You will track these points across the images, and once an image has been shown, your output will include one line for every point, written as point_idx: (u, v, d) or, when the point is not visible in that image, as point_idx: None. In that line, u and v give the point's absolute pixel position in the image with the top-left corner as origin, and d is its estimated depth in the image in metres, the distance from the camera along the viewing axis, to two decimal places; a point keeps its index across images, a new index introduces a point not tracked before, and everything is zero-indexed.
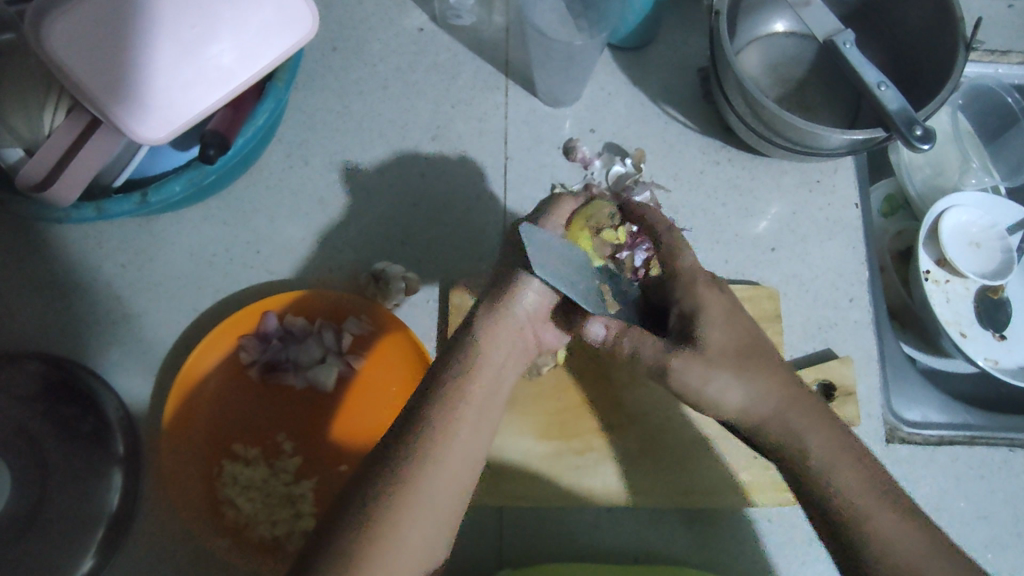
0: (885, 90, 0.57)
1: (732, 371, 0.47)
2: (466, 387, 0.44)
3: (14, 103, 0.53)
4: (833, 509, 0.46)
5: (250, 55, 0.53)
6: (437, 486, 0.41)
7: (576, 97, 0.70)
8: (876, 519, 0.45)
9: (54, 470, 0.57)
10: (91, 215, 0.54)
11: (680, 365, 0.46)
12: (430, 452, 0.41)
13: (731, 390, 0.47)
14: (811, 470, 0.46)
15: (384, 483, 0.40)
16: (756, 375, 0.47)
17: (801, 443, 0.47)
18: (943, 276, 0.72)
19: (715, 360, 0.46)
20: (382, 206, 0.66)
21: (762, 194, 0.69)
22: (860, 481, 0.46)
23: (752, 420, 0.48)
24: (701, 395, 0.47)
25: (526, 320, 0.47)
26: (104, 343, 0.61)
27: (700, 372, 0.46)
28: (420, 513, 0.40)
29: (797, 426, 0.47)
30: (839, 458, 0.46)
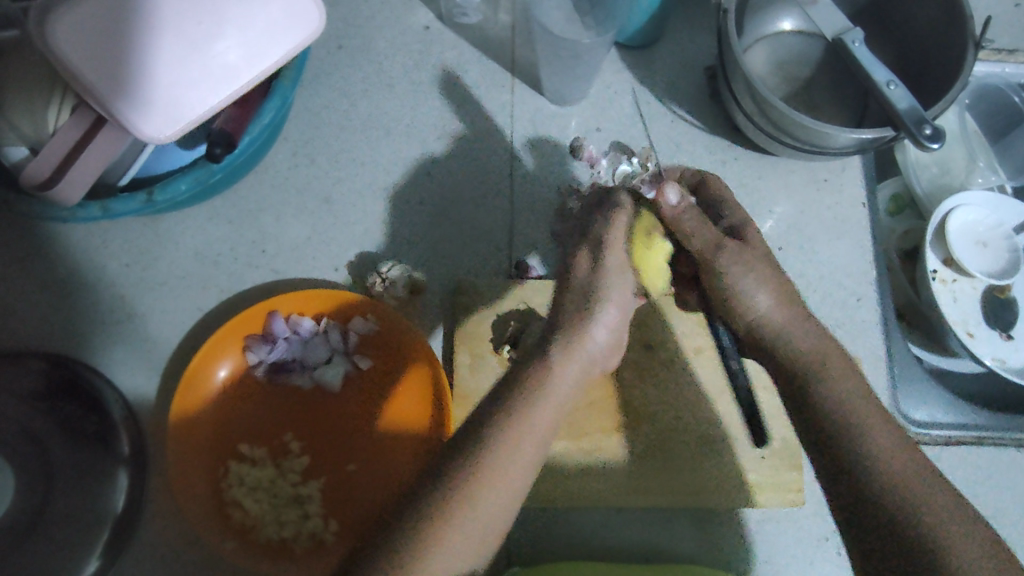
0: (894, 88, 0.57)
1: (766, 271, 0.49)
2: (545, 388, 0.44)
3: (21, 101, 0.52)
4: (829, 417, 0.45)
5: (257, 52, 0.52)
6: (486, 508, 0.41)
7: (583, 95, 0.70)
8: (873, 431, 0.44)
9: (59, 471, 0.57)
10: (97, 215, 0.55)
11: (727, 257, 0.49)
12: (501, 454, 0.42)
13: (759, 297, 0.48)
14: (813, 381, 0.46)
15: (435, 501, 0.41)
16: (786, 289, 0.49)
17: (806, 354, 0.47)
18: (950, 276, 0.72)
19: (753, 259, 0.49)
20: (389, 204, 0.65)
21: (769, 193, 0.69)
22: (862, 396, 0.45)
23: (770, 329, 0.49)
24: (734, 288, 0.48)
25: (598, 353, 0.46)
26: (108, 343, 0.61)
27: (745, 263, 0.49)
28: (479, 511, 0.41)
29: (804, 342, 0.48)
30: (845, 372, 0.46)
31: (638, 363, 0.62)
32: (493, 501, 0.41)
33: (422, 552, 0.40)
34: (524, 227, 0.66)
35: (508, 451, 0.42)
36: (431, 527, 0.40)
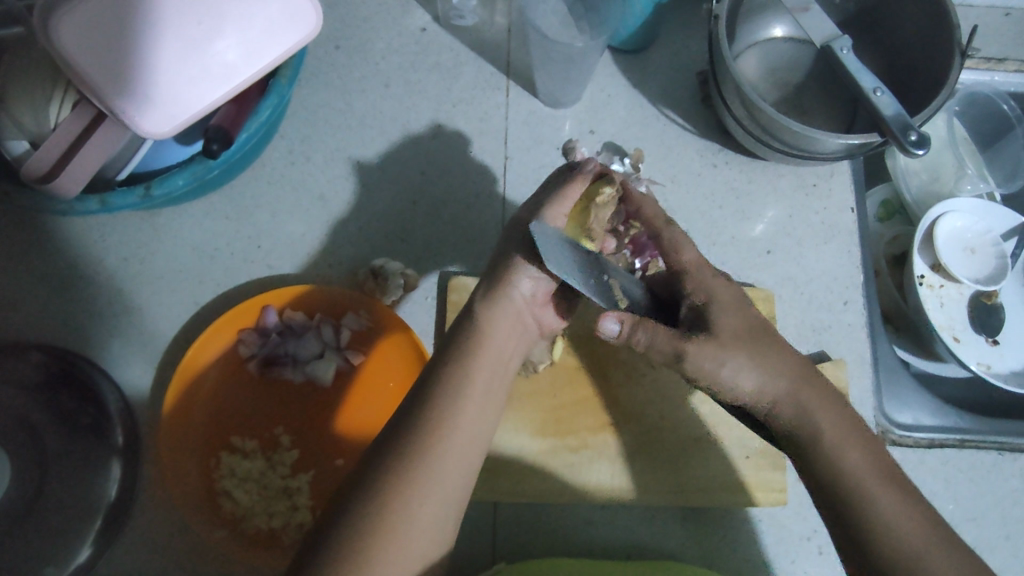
0: (881, 95, 0.58)
1: (744, 354, 0.48)
2: (470, 373, 0.46)
3: (23, 97, 0.54)
4: (837, 492, 0.47)
5: (254, 51, 0.54)
6: (444, 474, 0.43)
7: (577, 98, 0.71)
8: (884, 504, 0.46)
9: (54, 460, 0.58)
10: (95, 207, 0.55)
11: (692, 354, 0.47)
12: (438, 440, 0.44)
13: (742, 380, 0.48)
14: (821, 451, 0.48)
15: (385, 489, 0.42)
16: (767, 360, 0.49)
17: (813, 424, 0.48)
18: (938, 281, 0.73)
19: (727, 345, 0.48)
20: (384, 203, 0.67)
21: (758, 197, 0.70)
22: (867, 461, 0.48)
23: (766, 403, 0.49)
24: (715, 378, 0.48)
25: (524, 305, 0.51)
26: (105, 335, 0.62)
27: (715, 358, 0.48)
28: (429, 497, 0.43)
29: (812, 408, 0.49)
30: (847, 439, 0.48)
31: (625, 363, 0.63)
32: (449, 464, 0.44)
33: (385, 529, 0.41)
34: None
35: (452, 413, 0.45)
36: (394, 490, 0.42)
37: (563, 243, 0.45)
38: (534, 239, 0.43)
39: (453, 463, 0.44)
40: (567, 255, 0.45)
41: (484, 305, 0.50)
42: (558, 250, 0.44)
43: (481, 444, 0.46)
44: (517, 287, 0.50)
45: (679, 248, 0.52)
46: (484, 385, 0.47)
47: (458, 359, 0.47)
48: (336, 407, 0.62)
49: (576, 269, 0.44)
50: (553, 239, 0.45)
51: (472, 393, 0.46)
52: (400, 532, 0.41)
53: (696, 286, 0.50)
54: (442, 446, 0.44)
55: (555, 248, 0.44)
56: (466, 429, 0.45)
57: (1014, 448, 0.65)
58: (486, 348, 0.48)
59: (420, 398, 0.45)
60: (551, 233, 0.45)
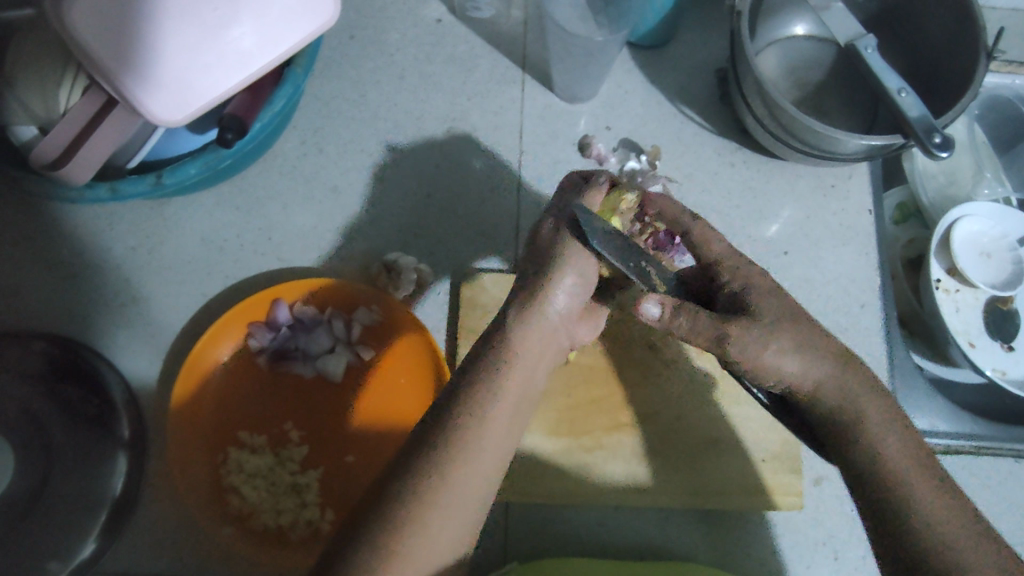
0: (906, 96, 0.57)
1: (790, 341, 0.47)
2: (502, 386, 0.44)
3: (33, 81, 0.53)
4: (874, 477, 0.46)
5: (270, 39, 0.52)
6: (465, 486, 0.42)
7: (594, 93, 0.70)
8: (922, 492, 0.45)
9: (59, 452, 0.57)
10: (105, 195, 0.54)
11: (735, 335, 0.46)
12: (463, 453, 0.42)
13: (787, 364, 0.47)
14: (862, 438, 0.47)
15: (404, 501, 0.41)
16: (813, 347, 0.47)
17: (858, 410, 0.47)
18: (953, 285, 0.72)
19: (773, 330, 0.46)
20: (397, 196, 0.65)
21: (775, 197, 0.69)
22: (907, 450, 0.47)
23: (807, 388, 0.48)
24: (759, 361, 0.46)
25: (559, 322, 0.47)
26: (111, 325, 0.61)
27: (758, 341, 0.46)
28: (450, 510, 0.42)
29: (856, 394, 0.47)
30: (888, 429, 0.47)
31: (640, 363, 0.62)
32: (476, 472, 0.42)
33: (399, 542, 0.40)
34: (531, 224, 0.66)
35: (482, 423, 0.43)
36: (422, 496, 0.41)
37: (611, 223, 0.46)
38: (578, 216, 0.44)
39: (480, 473, 0.43)
40: (615, 232, 0.45)
41: (518, 319, 0.46)
42: (605, 229, 0.45)
43: (508, 454, 0.45)
44: (556, 294, 0.46)
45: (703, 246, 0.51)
46: (516, 402, 0.45)
47: (490, 373, 0.44)
48: (348, 405, 0.61)
49: (621, 246, 0.44)
50: (600, 216, 0.45)
51: (503, 409, 0.44)
52: (414, 544, 0.40)
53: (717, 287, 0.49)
54: (467, 459, 0.42)
55: (601, 220, 0.45)
56: (496, 440, 0.43)
57: None
58: (521, 360, 0.45)
59: (450, 407, 0.44)
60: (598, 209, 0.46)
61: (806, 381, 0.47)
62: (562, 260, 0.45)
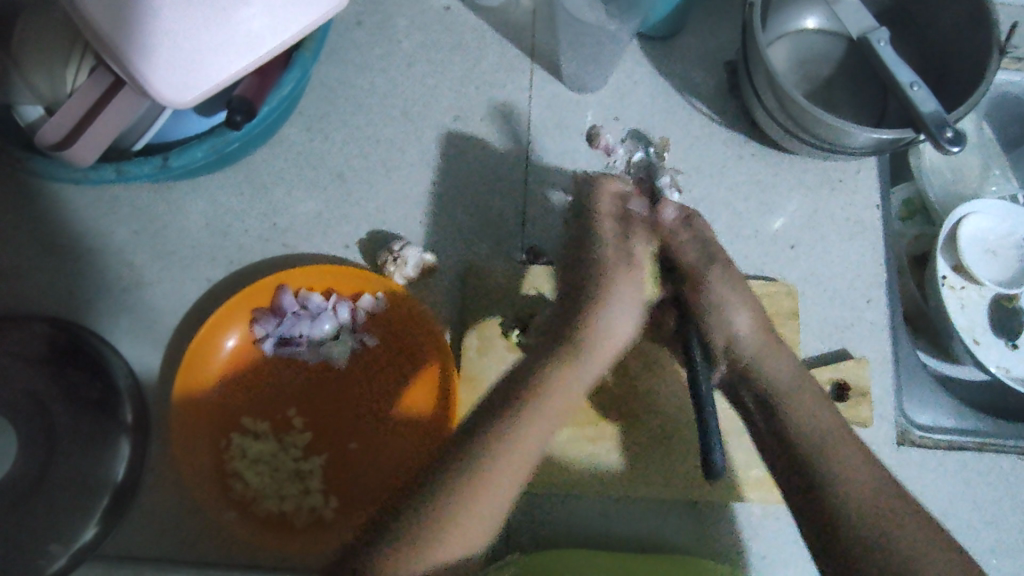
0: (917, 90, 0.57)
1: (745, 298, 0.51)
2: (545, 397, 0.46)
3: (37, 61, 0.53)
4: (797, 438, 0.47)
5: (279, 23, 0.51)
6: (502, 485, 0.45)
7: (602, 84, 0.69)
8: (840, 459, 0.46)
9: (60, 435, 0.57)
10: (110, 176, 0.53)
11: (711, 279, 0.50)
12: (501, 456, 0.44)
13: (737, 319, 0.50)
14: (782, 402, 0.49)
15: (445, 497, 0.43)
16: (755, 310, 0.51)
17: (783, 375, 0.49)
18: (959, 282, 0.72)
19: (717, 292, 0.50)
20: (402, 184, 0.65)
21: (783, 191, 0.68)
22: (826, 421, 0.48)
23: (746, 350, 0.50)
24: (718, 307, 0.50)
25: (613, 343, 0.49)
26: (114, 310, 0.60)
27: (728, 291, 0.50)
28: (483, 505, 0.44)
29: (781, 363, 0.50)
30: (814, 396, 0.49)
31: (643, 355, 0.61)
32: (507, 473, 0.45)
33: (436, 536, 0.43)
34: (535, 213, 0.65)
35: (519, 430, 0.45)
36: (455, 492, 0.44)
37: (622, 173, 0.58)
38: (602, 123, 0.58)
39: (512, 475, 0.45)
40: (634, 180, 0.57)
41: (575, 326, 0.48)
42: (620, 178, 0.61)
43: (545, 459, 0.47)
44: (608, 316, 0.49)
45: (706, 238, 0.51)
46: (553, 413, 0.46)
47: (536, 386, 0.47)
48: (351, 392, 0.61)
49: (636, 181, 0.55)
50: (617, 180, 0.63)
51: (546, 417, 0.46)
52: (449, 539, 0.43)
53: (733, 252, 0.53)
54: (505, 461, 0.44)
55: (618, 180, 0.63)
56: (530, 446, 0.45)
57: None
58: (568, 376, 0.47)
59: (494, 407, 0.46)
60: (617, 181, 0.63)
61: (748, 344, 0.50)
62: (628, 264, 0.49)
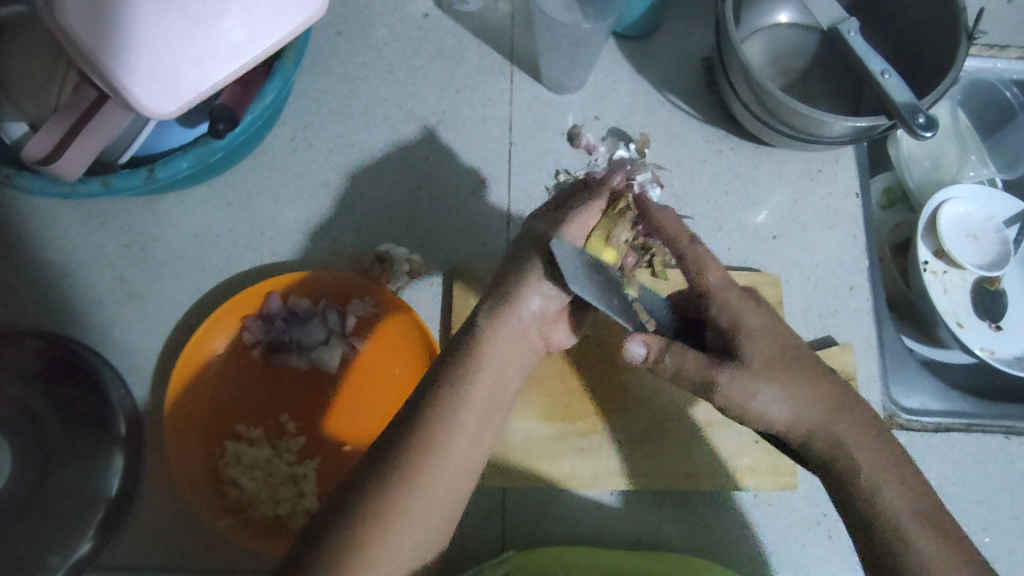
0: (888, 77, 0.58)
1: (777, 383, 0.47)
2: (473, 380, 0.47)
3: (23, 79, 0.54)
4: (877, 525, 0.47)
5: (260, 31, 0.52)
6: (450, 468, 0.44)
7: (581, 84, 0.70)
8: (923, 544, 0.46)
9: (54, 451, 0.57)
10: (97, 189, 0.54)
11: (723, 381, 0.47)
12: (439, 436, 0.44)
13: (774, 409, 0.48)
14: (857, 491, 0.48)
15: (385, 478, 0.43)
16: (801, 386, 0.48)
17: (851, 460, 0.48)
18: (941, 267, 0.73)
19: (762, 375, 0.47)
20: (388, 189, 0.66)
21: (764, 183, 0.69)
22: (908, 500, 0.47)
23: (800, 434, 0.49)
24: (747, 409, 0.48)
25: (530, 322, 0.50)
26: (104, 322, 0.61)
27: (749, 387, 0.47)
28: (432, 488, 0.44)
29: (849, 444, 0.48)
30: (885, 478, 0.47)
31: None
32: (447, 465, 0.44)
33: (386, 520, 0.42)
34: (521, 215, 0.66)
35: (451, 423, 0.45)
36: (395, 483, 0.43)
37: (586, 259, 0.48)
38: (556, 258, 0.46)
39: (452, 468, 0.44)
40: (588, 274, 0.47)
41: (485, 323, 0.48)
42: (576, 275, 0.45)
43: (485, 441, 0.47)
44: (524, 308, 0.49)
45: (705, 266, 0.50)
46: (484, 403, 0.47)
47: (462, 372, 0.47)
48: (344, 396, 0.61)
49: (598, 289, 0.46)
50: (574, 260, 0.46)
51: (479, 394, 0.47)
52: (401, 524, 0.42)
53: (725, 315, 0.49)
54: (445, 443, 0.44)
55: (576, 265, 0.46)
56: (467, 442, 0.45)
57: (1021, 432, 0.65)
58: (491, 359, 0.48)
59: (425, 397, 0.46)
60: (572, 253, 0.47)
61: (796, 428, 0.48)
62: (528, 277, 0.49)
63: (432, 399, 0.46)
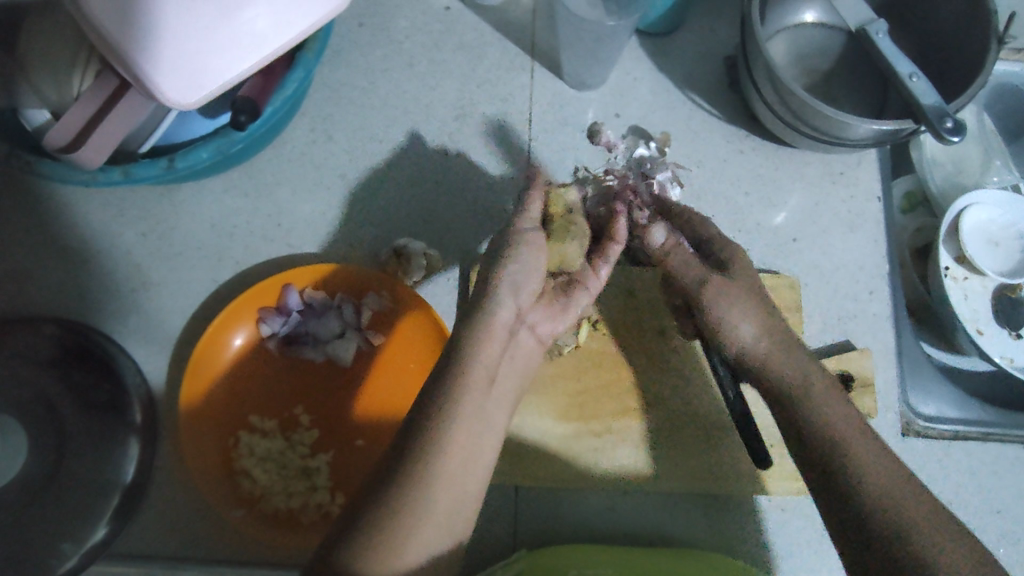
0: (916, 81, 0.57)
1: (748, 302, 0.53)
2: (465, 390, 0.46)
3: (44, 67, 0.54)
4: (821, 440, 0.48)
5: (282, 22, 0.51)
6: (456, 475, 0.44)
7: (602, 80, 0.70)
8: (861, 449, 0.47)
9: (71, 436, 0.57)
10: (118, 178, 0.54)
11: (712, 285, 0.53)
12: (440, 445, 0.44)
13: (745, 327, 0.53)
14: (806, 404, 0.50)
15: (396, 483, 0.43)
16: (767, 313, 0.53)
17: (786, 376, 0.51)
18: (961, 273, 0.72)
19: (739, 292, 0.53)
20: (406, 182, 0.66)
21: (785, 184, 0.69)
22: (851, 415, 0.49)
23: (759, 358, 0.53)
24: (721, 321, 0.53)
25: (512, 320, 0.51)
26: (122, 312, 0.61)
27: (729, 300, 0.53)
28: (439, 494, 0.44)
29: (801, 364, 0.51)
30: (827, 396, 0.50)
31: (650, 348, 0.62)
32: (451, 471, 0.44)
33: (403, 523, 0.42)
34: None
35: (448, 433, 0.45)
36: (406, 489, 0.43)
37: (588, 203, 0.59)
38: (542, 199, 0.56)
39: (457, 476, 0.44)
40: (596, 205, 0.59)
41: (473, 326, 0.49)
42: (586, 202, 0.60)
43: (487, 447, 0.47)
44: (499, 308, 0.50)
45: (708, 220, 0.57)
46: (479, 407, 0.47)
47: (453, 377, 0.47)
48: (359, 392, 0.61)
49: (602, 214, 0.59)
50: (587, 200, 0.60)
51: (471, 402, 0.46)
52: (415, 528, 0.42)
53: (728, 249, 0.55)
54: (448, 451, 0.44)
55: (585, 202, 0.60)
56: (464, 449, 0.45)
57: None
58: (481, 363, 0.48)
59: (423, 405, 0.46)
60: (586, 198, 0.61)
61: (756, 349, 0.53)
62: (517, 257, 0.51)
63: (428, 413, 0.45)
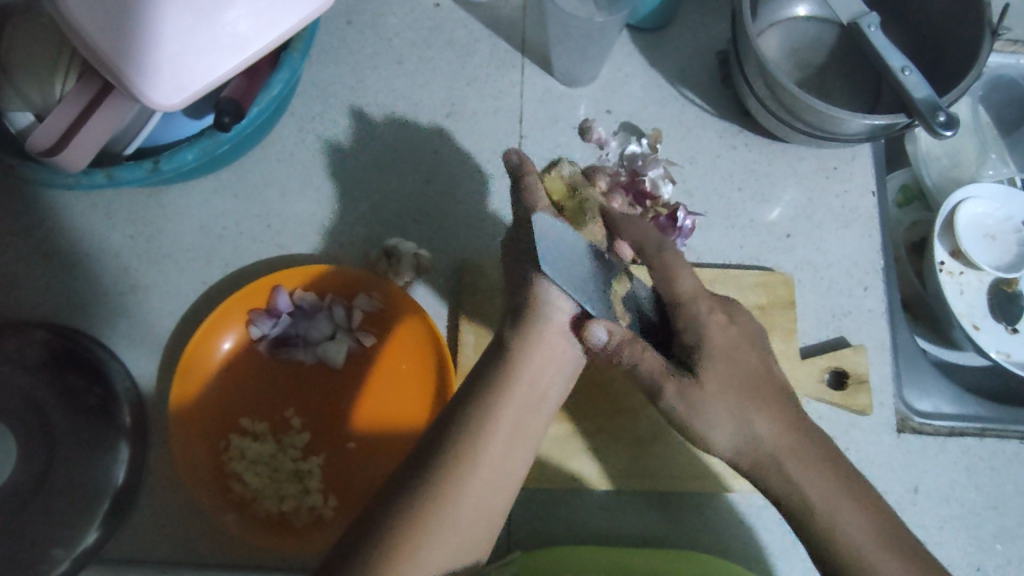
0: (909, 74, 0.56)
1: (723, 407, 0.49)
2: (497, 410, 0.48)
3: (26, 70, 0.53)
4: (838, 562, 0.48)
5: (265, 22, 0.51)
6: (476, 495, 0.46)
7: (593, 77, 0.69)
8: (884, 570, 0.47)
9: (60, 440, 0.56)
10: (102, 181, 0.54)
11: (669, 392, 0.49)
12: (460, 465, 0.46)
13: (716, 433, 0.49)
14: (815, 522, 0.49)
15: (409, 503, 0.44)
16: (752, 409, 0.49)
17: (792, 483, 0.49)
18: (957, 268, 0.72)
19: (718, 392, 0.49)
20: (396, 183, 0.65)
21: (779, 179, 0.68)
22: (865, 530, 0.48)
23: (748, 461, 0.50)
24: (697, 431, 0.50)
25: (558, 334, 0.51)
26: (110, 315, 0.60)
27: (705, 408, 0.49)
28: (455, 510, 0.45)
29: (788, 466, 0.49)
30: (836, 500, 0.48)
31: None
32: (471, 490, 0.46)
33: (415, 540, 0.43)
34: None
35: (473, 450, 0.47)
36: (419, 507, 0.44)
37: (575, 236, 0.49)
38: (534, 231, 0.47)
39: (478, 493, 0.46)
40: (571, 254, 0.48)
41: (516, 338, 0.51)
42: (556, 251, 0.48)
43: (512, 467, 0.48)
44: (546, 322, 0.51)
45: (676, 275, 0.50)
46: (510, 425, 0.48)
47: (486, 397, 0.49)
48: (350, 393, 0.60)
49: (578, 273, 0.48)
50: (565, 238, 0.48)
51: (501, 425, 0.48)
52: (422, 541, 0.44)
53: (690, 326, 0.50)
54: (468, 470, 0.46)
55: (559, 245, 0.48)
56: (488, 468, 0.47)
57: None
58: (517, 384, 0.49)
59: (452, 420, 0.48)
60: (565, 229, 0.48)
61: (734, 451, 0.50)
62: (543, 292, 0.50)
63: (455, 429, 0.47)
